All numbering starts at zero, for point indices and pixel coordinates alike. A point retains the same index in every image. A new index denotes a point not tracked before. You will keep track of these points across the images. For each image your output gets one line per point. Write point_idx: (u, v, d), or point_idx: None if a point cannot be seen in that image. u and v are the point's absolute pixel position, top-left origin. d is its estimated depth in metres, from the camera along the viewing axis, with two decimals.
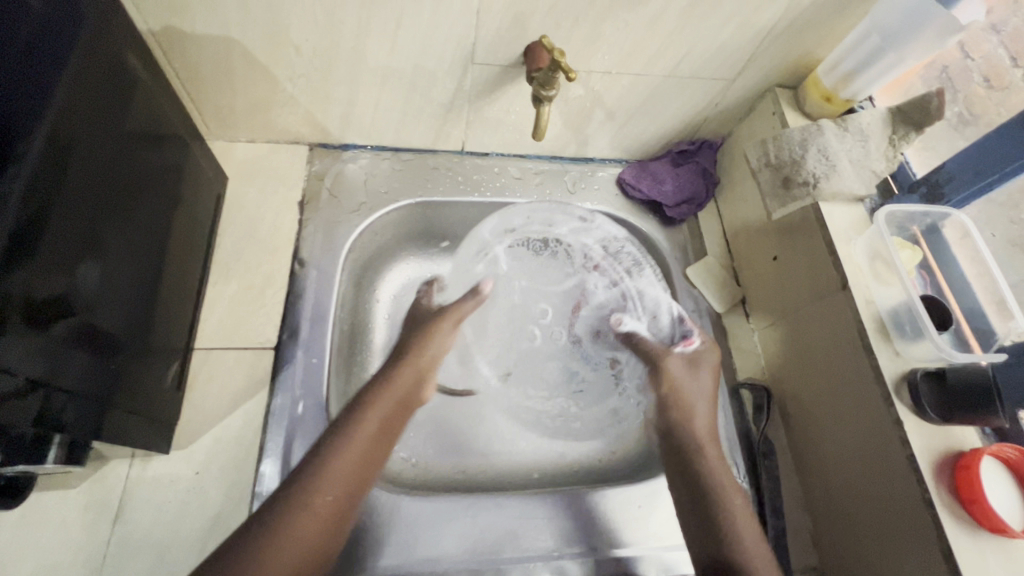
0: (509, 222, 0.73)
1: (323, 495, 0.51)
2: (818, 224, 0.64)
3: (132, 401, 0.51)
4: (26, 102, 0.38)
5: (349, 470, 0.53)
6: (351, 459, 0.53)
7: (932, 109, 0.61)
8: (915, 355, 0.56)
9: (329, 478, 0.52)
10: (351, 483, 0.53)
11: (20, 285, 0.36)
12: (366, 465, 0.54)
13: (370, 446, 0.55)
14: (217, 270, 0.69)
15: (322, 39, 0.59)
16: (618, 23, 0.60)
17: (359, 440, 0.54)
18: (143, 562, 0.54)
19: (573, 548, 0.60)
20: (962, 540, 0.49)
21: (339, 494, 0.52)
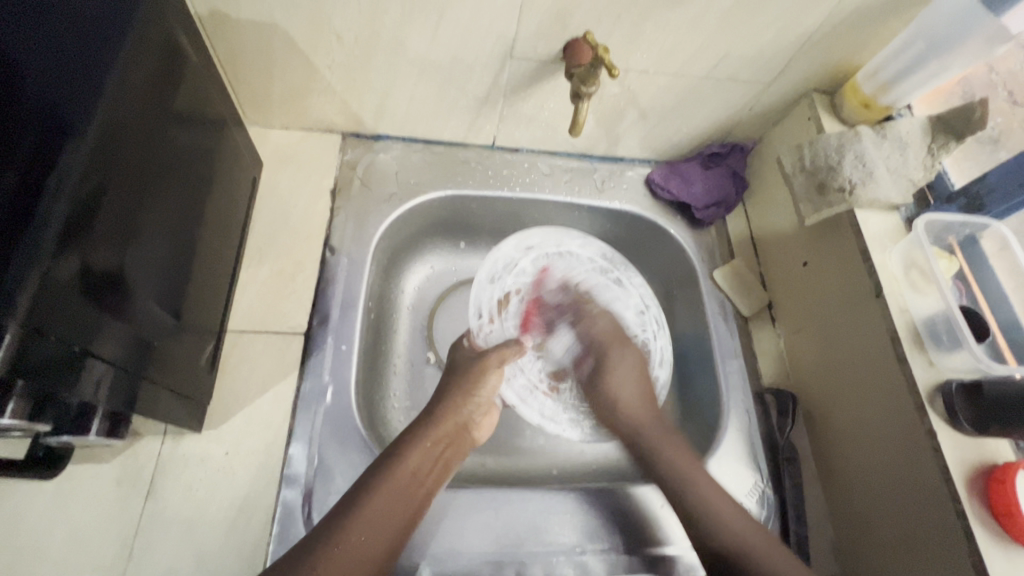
0: (528, 238, 0.76)
1: (359, 535, 0.51)
2: (853, 231, 0.64)
3: (169, 379, 0.52)
4: (82, 89, 0.38)
5: (386, 512, 0.53)
6: (385, 503, 0.54)
7: (974, 120, 0.60)
8: (950, 365, 0.55)
9: (371, 518, 0.52)
10: (391, 526, 0.53)
11: (77, 259, 0.37)
12: (406, 510, 0.55)
13: (408, 491, 0.55)
14: (249, 255, 0.70)
15: (364, 28, 0.59)
16: (659, 22, 0.60)
17: (398, 482, 0.55)
18: (172, 539, 0.54)
19: (596, 545, 0.60)
20: (993, 554, 0.48)
21: (376, 537, 0.52)
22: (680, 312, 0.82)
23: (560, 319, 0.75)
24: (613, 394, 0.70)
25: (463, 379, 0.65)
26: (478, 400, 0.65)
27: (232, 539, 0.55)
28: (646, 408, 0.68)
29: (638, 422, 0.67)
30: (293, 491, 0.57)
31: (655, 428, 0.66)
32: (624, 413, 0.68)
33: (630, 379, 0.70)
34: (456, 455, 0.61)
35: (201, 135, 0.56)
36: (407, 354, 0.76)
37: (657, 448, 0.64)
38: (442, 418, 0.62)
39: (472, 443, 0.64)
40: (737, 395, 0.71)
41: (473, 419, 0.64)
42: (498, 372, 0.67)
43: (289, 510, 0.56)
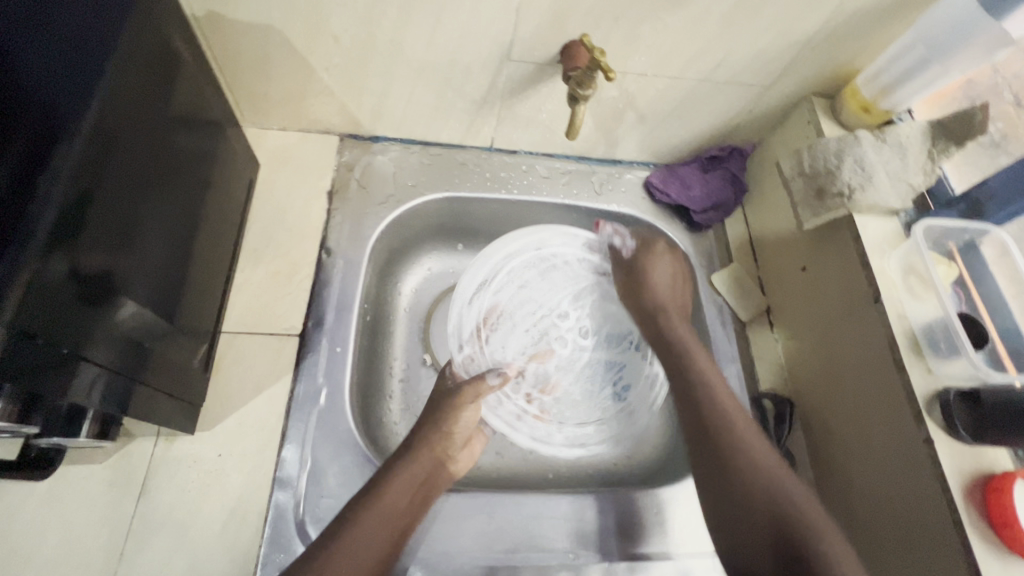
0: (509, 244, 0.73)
1: (332, 570, 0.49)
2: (852, 236, 0.63)
3: (162, 381, 0.52)
4: (75, 92, 0.38)
5: (361, 543, 0.52)
6: (359, 535, 0.52)
7: (976, 123, 0.59)
8: (949, 373, 0.55)
9: (346, 550, 0.51)
10: (365, 559, 0.51)
11: (66, 262, 0.37)
12: (381, 545, 0.53)
13: (382, 526, 0.53)
14: (245, 256, 0.69)
15: (360, 30, 0.59)
16: (658, 24, 0.60)
17: (375, 511, 0.53)
18: (164, 540, 0.54)
19: (590, 550, 0.60)
20: (990, 565, 0.48)
21: (349, 571, 0.50)
22: None
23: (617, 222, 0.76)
24: (648, 274, 0.72)
25: (441, 415, 0.63)
26: (454, 435, 0.63)
27: (224, 541, 0.55)
28: (674, 295, 0.71)
29: (665, 300, 0.71)
30: (286, 493, 0.57)
31: (677, 317, 0.69)
32: (649, 296, 0.71)
33: (668, 274, 0.72)
34: (435, 491, 0.59)
35: (197, 137, 0.56)
36: (403, 357, 0.75)
37: (709, 390, 0.61)
38: (419, 452, 0.59)
39: (452, 477, 0.61)
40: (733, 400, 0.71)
41: (451, 454, 0.62)
42: (473, 406, 0.65)
43: (282, 512, 0.56)
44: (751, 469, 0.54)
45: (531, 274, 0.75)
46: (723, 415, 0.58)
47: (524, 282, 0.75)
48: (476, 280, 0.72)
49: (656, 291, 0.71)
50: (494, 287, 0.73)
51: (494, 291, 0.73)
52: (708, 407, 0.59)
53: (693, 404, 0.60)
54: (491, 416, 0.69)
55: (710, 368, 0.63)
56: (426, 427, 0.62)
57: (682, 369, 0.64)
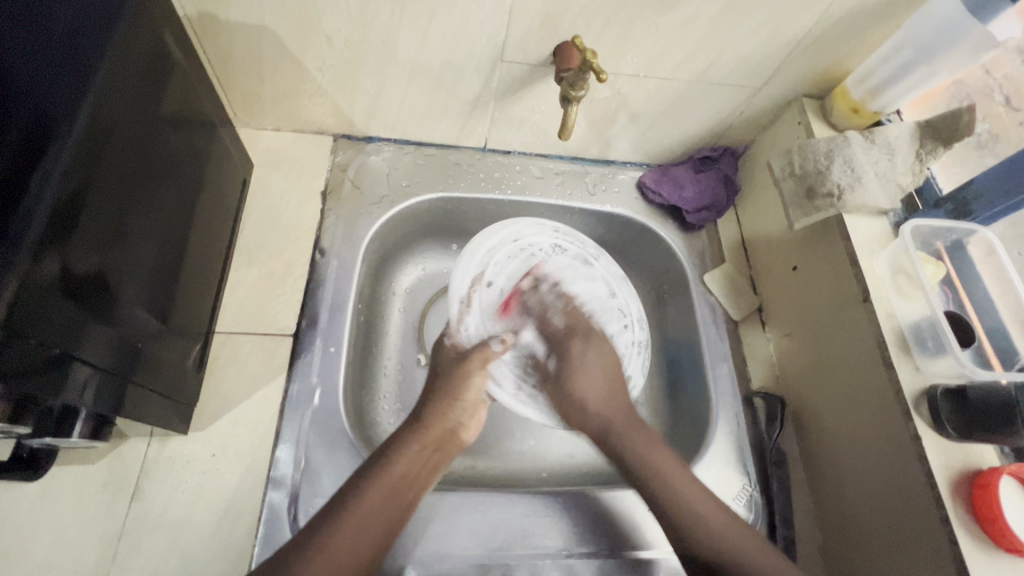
0: (506, 229, 0.75)
1: (347, 535, 0.51)
2: (841, 235, 0.64)
3: (155, 382, 0.52)
4: (66, 93, 0.38)
5: (375, 510, 0.53)
6: (374, 503, 0.53)
7: (962, 126, 0.59)
8: (935, 370, 0.55)
9: (360, 517, 0.52)
10: (379, 529, 0.53)
11: (57, 262, 0.37)
12: (393, 513, 0.54)
13: (397, 493, 0.55)
14: (239, 256, 0.70)
15: (353, 31, 0.59)
16: (648, 26, 0.60)
17: (390, 480, 0.55)
18: (157, 541, 0.54)
19: (582, 548, 0.60)
20: (977, 560, 0.49)
21: (363, 539, 0.52)
22: (670, 315, 0.82)
23: (533, 314, 0.72)
24: (576, 391, 0.67)
25: (449, 381, 0.64)
26: (465, 402, 0.64)
27: (218, 541, 0.55)
28: (614, 399, 0.67)
29: (604, 412, 0.65)
30: (279, 493, 0.57)
31: (625, 422, 0.64)
32: (595, 409, 0.66)
33: (597, 377, 0.68)
34: (446, 459, 0.61)
35: (190, 138, 0.56)
36: (397, 356, 0.76)
37: (633, 446, 0.62)
38: (430, 423, 0.61)
39: (461, 446, 0.63)
40: (725, 398, 0.71)
41: (461, 422, 0.63)
42: (482, 372, 0.66)
43: (276, 511, 0.56)
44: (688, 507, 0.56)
45: (518, 264, 0.75)
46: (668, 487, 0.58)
47: (509, 274, 0.75)
48: (469, 275, 0.72)
49: (592, 410, 0.66)
50: (485, 281, 0.73)
51: (486, 283, 0.73)
52: (635, 472, 0.60)
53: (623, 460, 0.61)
54: (511, 403, 0.68)
55: (631, 426, 0.64)
56: (435, 396, 0.63)
57: (604, 440, 0.64)
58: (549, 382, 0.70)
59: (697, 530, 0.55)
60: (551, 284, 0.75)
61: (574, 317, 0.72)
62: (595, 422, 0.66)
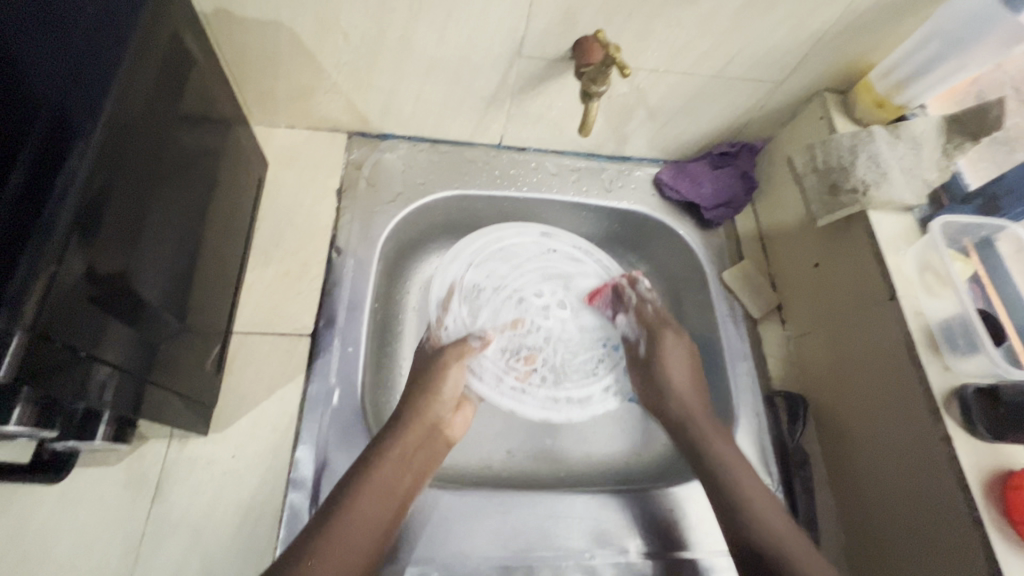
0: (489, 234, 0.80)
1: (334, 545, 0.51)
2: (866, 232, 0.63)
3: (174, 383, 0.51)
4: (86, 91, 0.38)
5: (359, 523, 0.52)
6: (362, 513, 0.53)
7: (991, 118, 0.59)
8: (966, 370, 0.54)
9: (346, 526, 0.52)
10: (369, 537, 0.53)
11: (82, 264, 0.36)
12: (381, 520, 0.54)
13: (382, 500, 0.54)
14: (255, 255, 0.69)
15: (371, 26, 0.59)
16: (670, 20, 0.59)
17: (372, 487, 0.54)
18: (178, 542, 0.54)
19: (607, 550, 0.59)
20: (1012, 562, 0.48)
21: (354, 548, 0.52)
22: (688, 312, 0.81)
23: (626, 308, 0.77)
24: (669, 383, 0.69)
25: (427, 380, 0.66)
26: (443, 399, 0.65)
27: (239, 543, 0.54)
28: (697, 395, 0.68)
29: (687, 404, 0.67)
30: (299, 495, 0.57)
31: (704, 419, 0.66)
32: (675, 401, 0.68)
33: (684, 375, 0.69)
34: (431, 457, 0.61)
35: (206, 134, 0.56)
36: (413, 355, 0.75)
37: (731, 471, 0.60)
38: (410, 425, 0.61)
39: (446, 443, 0.63)
40: (746, 397, 0.71)
41: (442, 420, 0.64)
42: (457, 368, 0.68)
43: (296, 513, 0.56)
44: (738, 493, 0.58)
45: (497, 263, 0.79)
46: (728, 471, 0.60)
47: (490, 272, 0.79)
48: (449, 279, 0.77)
49: (681, 396, 0.68)
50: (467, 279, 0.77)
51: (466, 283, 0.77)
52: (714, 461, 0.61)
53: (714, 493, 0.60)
54: (491, 394, 0.73)
55: (714, 432, 0.64)
56: (412, 399, 0.63)
57: (681, 427, 0.66)
58: (638, 375, 0.74)
59: (763, 536, 0.56)
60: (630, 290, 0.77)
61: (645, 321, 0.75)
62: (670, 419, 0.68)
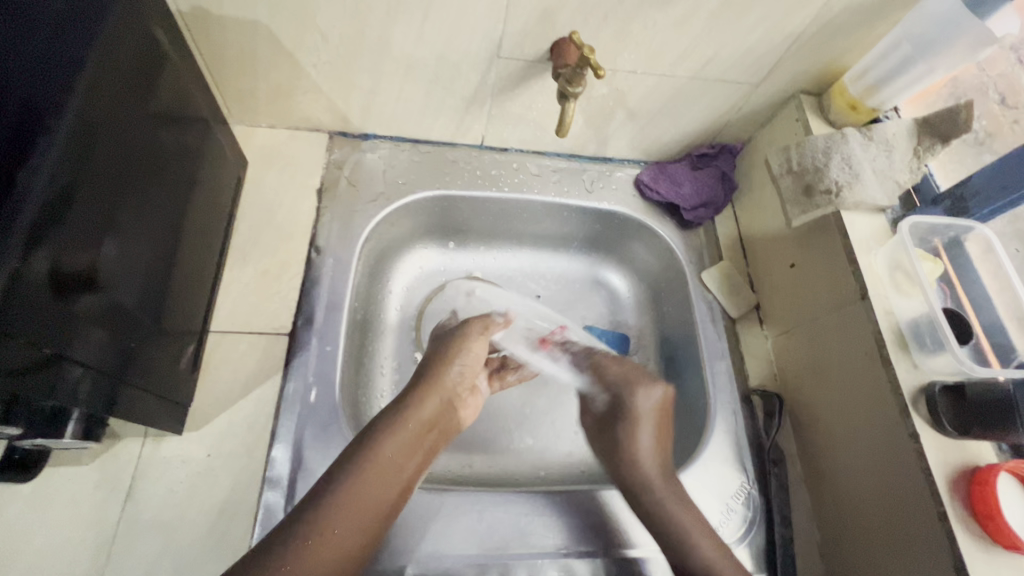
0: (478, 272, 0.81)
1: (341, 522, 0.50)
2: (840, 233, 0.64)
3: (148, 381, 0.51)
4: (54, 87, 0.38)
5: (367, 498, 0.52)
6: (366, 494, 0.52)
7: (959, 122, 0.60)
8: (934, 368, 0.55)
9: (351, 502, 0.51)
10: (373, 512, 0.52)
11: (47, 262, 0.36)
12: (382, 500, 0.53)
13: (388, 477, 0.54)
14: (234, 254, 0.69)
15: (349, 26, 0.59)
16: (646, 22, 0.60)
17: (378, 467, 0.53)
18: (151, 542, 0.54)
19: (582, 547, 0.60)
20: (975, 556, 0.49)
21: (359, 524, 0.51)
22: (668, 312, 0.82)
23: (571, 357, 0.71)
24: (631, 445, 0.62)
25: (440, 354, 0.65)
26: (456, 382, 0.63)
27: (213, 542, 0.54)
28: (665, 462, 0.61)
29: (652, 476, 0.60)
30: (276, 493, 0.57)
31: (667, 490, 0.59)
32: (637, 469, 0.60)
33: (650, 440, 0.62)
34: (442, 437, 0.61)
35: (182, 133, 0.55)
36: (394, 355, 0.75)
37: (671, 514, 0.57)
38: (424, 399, 0.60)
39: (457, 423, 0.63)
40: (724, 394, 0.71)
41: (457, 398, 0.63)
42: (479, 343, 0.67)
43: (272, 511, 0.56)
44: (645, 491, 0.59)
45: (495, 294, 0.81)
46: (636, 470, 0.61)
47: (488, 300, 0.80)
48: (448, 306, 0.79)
49: (643, 467, 0.60)
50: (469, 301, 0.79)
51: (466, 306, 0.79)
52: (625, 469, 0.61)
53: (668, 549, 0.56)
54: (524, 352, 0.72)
55: (674, 495, 0.58)
56: (427, 372, 0.63)
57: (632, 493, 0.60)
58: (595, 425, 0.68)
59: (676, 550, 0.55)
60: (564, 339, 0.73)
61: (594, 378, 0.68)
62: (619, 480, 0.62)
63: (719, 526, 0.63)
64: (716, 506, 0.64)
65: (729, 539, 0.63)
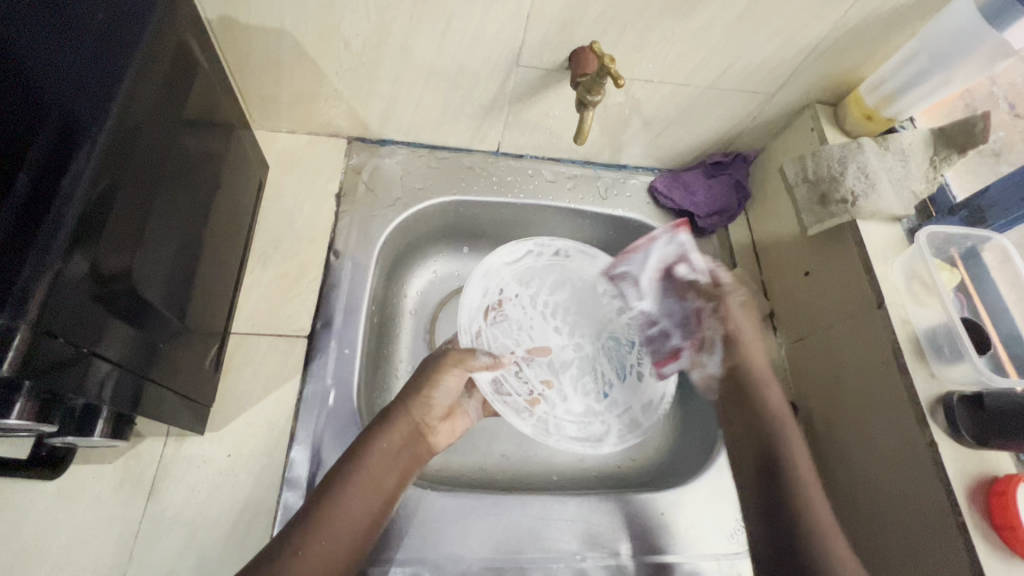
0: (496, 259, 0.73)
1: (321, 542, 0.48)
2: (855, 241, 0.64)
3: (173, 381, 0.52)
4: (95, 95, 0.39)
5: (344, 519, 0.50)
6: (349, 505, 0.51)
7: (976, 133, 0.61)
8: (951, 377, 0.56)
9: (328, 522, 0.49)
10: (352, 533, 0.51)
11: (87, 264, 0.37)
12: (365, 513, 0.52)
13: (365, 499, 0.52)
14: (254, 258, 0.70)
15: (373, 35, 0.60)
16: (664, 32, 0.61)
17: (362, 480, 0.53)
18: (173, 541, 0.54)
19: (597, 552, 0.60)
20: (995, 566, 0.49)
21: (339, 543, 0.49)
22: None
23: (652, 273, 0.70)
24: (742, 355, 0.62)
25: (419, 383, 0.60)
26: (433, 404, 0.60)
27: (233, 542, 0.55)
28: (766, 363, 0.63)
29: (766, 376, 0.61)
30: (294, 494, 0.57)
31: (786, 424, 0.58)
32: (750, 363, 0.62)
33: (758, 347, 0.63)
34: (415, 459, 0.58)
35: (207, 140, 0.56)
36: (409, 358, 0.76)
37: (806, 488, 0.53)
38: (397, 421, 0.57)
39: (430, 450, 0.60)
40: None
41: (429, 425, 0.60)
42: (454, 375, 0.61)
43: (290, 512, 0.56)
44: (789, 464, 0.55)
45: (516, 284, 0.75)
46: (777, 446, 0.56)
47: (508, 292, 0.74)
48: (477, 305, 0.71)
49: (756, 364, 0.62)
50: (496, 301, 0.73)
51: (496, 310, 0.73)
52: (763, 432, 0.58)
53: (774, 477, 0.55)
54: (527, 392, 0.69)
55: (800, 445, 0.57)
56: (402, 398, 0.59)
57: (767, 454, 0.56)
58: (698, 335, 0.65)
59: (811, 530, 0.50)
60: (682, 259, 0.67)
61: (715, 295, 0.65)
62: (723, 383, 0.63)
63: (732, 534, 0.63)
64: (731, 513, 0.63)
65: (743, 547, 0.62)
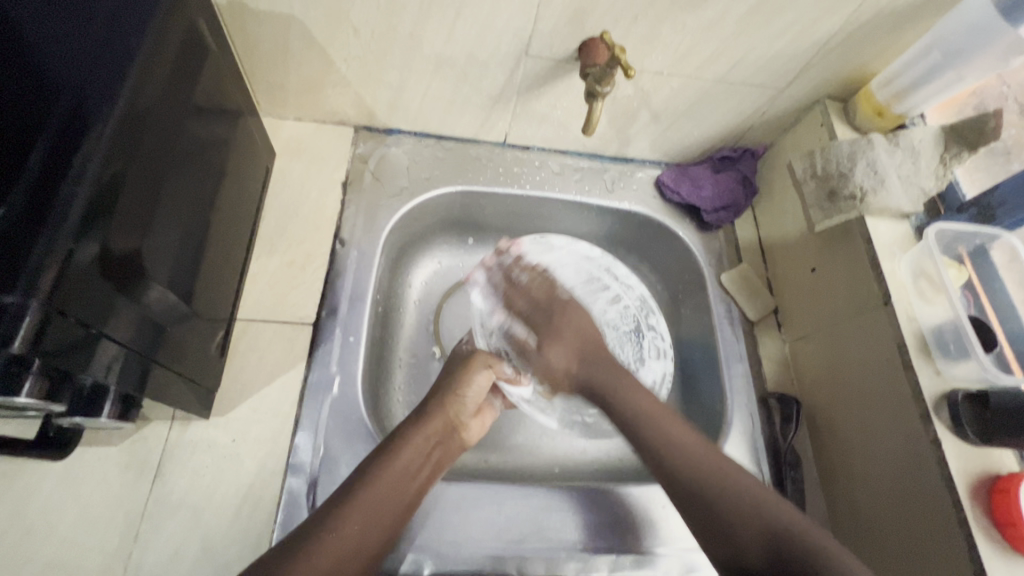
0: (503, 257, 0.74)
1: (351, 527, 0.50)
2: (862, 238, 0.64)
3: (180, 365, 0.52)
4: (104, 77, 0.39)
5: (376, 506, 0.52)
6: (381, 498, 0.53)
7: (988, 130, 0.61)
8: (957, 375, 0.55)
9: (359, 509, 0.51)
10: (382, 520, 0.52)
11: (97, 243, 0.37)
12: (396, 507, 0.53)
13: (398, 490, 0.54)
14: (261, 244, 0.70)
15: (381, 21, 0.59)
16: (675, 24, 0.60)
17: (394, 473, 0.54)
18: (177, 524, 0.54)
19: (600, 543, 0.60)
20: (996, 564, 0.49)
21: (369, 529, 0.51)
22: (685, 314, 0.82)
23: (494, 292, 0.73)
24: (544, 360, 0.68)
25: (451, 381, 0.64)
26: (466, 401, 0.63)
27: (237, 525, 0.55)
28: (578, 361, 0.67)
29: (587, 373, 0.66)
30: (298, 480, 0.58)
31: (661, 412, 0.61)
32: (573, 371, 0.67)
33: (563, 357, 0.67)
34: (447, 455, 0.60)
35: (215, 124, 0.56)
36: (413, 347, 0.76)
37: (730, 494, 0.54)
38: (432, 416, 0.60)
39: (461, 445, 0.62)
40: (740, 398, 0.71)
41: (461, 421, 0.63)
42: (485, 373, 0.65)
43: (294, 497, 0.57)
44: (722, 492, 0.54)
45: None
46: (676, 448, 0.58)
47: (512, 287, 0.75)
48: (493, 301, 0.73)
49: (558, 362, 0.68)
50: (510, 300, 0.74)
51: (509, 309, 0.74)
52: (673, 460, 0.57)
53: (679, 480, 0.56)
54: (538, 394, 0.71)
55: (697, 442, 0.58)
56: (435, 395, 0.62)
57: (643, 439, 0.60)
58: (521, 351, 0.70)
59: (756, 518, 0.52)
60: (518, 260, 0.74)
61: (550, 296, 0.70)
62: (571, 384, 0.68)
63: None
64: None
65: None
